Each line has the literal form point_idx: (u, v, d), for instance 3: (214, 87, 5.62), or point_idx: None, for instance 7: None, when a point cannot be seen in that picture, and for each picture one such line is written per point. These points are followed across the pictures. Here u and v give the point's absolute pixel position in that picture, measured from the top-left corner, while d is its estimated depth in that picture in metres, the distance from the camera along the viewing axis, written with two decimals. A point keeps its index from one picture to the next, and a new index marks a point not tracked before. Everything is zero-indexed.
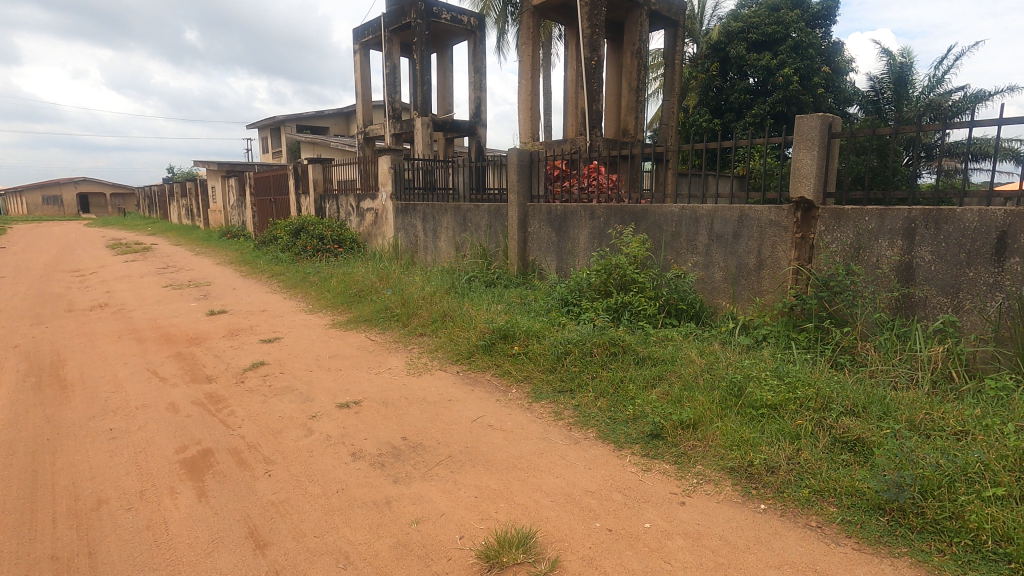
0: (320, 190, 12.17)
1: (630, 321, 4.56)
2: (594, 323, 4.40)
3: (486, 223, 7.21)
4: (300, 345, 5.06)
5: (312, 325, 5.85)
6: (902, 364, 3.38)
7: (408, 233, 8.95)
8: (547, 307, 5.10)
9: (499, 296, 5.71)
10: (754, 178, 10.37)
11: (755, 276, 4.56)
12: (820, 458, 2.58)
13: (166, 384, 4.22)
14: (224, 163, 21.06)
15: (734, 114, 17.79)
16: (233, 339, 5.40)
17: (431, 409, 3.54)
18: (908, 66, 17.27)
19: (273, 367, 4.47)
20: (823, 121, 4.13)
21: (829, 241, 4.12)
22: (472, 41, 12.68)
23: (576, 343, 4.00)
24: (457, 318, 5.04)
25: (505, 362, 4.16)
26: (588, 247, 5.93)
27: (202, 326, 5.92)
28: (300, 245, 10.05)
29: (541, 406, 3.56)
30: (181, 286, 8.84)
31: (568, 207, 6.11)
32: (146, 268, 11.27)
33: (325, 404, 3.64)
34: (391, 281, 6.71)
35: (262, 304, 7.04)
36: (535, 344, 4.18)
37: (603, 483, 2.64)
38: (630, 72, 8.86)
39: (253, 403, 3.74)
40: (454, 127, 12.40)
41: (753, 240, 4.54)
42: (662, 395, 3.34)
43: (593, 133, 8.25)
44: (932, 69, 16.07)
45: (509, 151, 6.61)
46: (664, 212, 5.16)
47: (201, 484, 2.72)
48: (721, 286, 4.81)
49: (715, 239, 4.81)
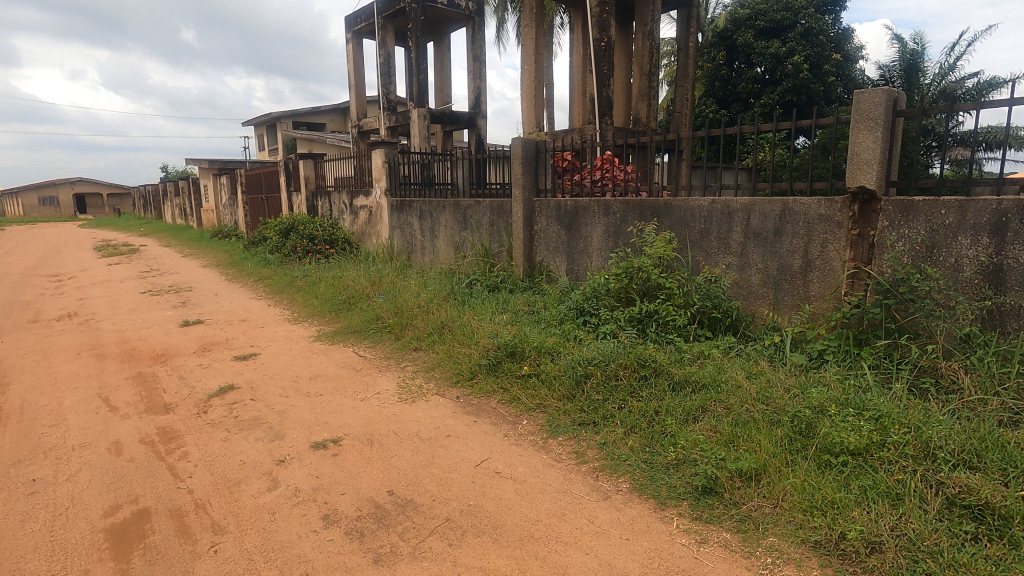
0: (312, 187, 11.54)
1: (658, 334, 3.91)
2: (617, 338, 3.77)
3: (487, 221, 6.58)
4: (278, 364, 4.43)
5: (296, 338, 5.23)
6: (1004, 393, 2.74)
7: (404, 232, 8.32)
8: (559, 315, 4.44)
9: (504, 303, 5.08)
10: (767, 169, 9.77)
11: (801, 280, 3.96)
12: (935, 530, 1.95)
13: (115, 415, 3.59)
14: (215, 161, 20.44)
15: (741, 104, 17.09)
16: (204, 355, 4.77)
17: (425, 450, 2.92)
18: (919, 54, 16.62)
19: (243, 392, 3.84)
20: (890, 97, 3.46)
21: (895, 239, 3.50)
22: (471, 28, 11.97)
23: (598, 364, 3.35)
24: (457, 330, 4.42)
25: (514, 386, 3.53)
26: (602, 246, 5.31)
27: (173, 341, 5.29)
28: (288, 246, 9.34)
29: (558, 444, 2.93)
30: (161, 292, 8.21)
31: (579, 202, 5.48)
32: (127, 272, 10.62)
33: (298, 443, 3.01)
34: (384, 286, 6.08)
35: (244, 312, 6.42)
36: (549, 364, 3.55)
37: (647, 564, 2.02)
38: (641, 54, 8.21)
39: (213, 442, 3.11)
40: (453, 119, 11.74)
41: (799, 238, 3.94)
42: (709, 433, 2.71)
43: (603, 121, 7.60)
44: (946, 55, 15.38)
45: (512, 141, 5.92)
46: (691, 206, 4.54)
47: (123, 568, 2.09)
48: (761, 291, 4.19)
49: (752, 237, 4.20)
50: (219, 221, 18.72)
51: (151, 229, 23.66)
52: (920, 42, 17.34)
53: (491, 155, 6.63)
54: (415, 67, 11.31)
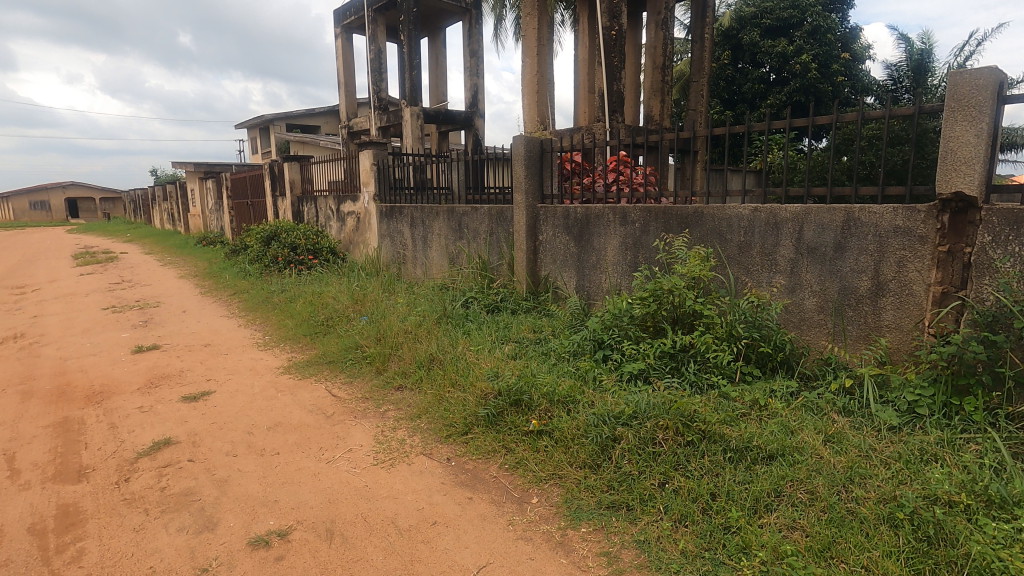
0: (298, 191, 10.80)
1: (696, 375, 3.17)
2: (647, 385, 3.02)
3: (486, 230, 5.84)
4: (233, 407, 3.66)
5: (262, 369, 4.45)
6: None
7: (393, 241, 7.58)
8: (572, 346, 3.67)
9: (505, 329, 4.33)
10: (782, 172, 9.12)
11: (870, 307, 3.24)
12: None
13: (13, 483, 2.82)
14: (202, 163, 19.65)
15: (747, 105, 16.39)
16: (148, 394, 3.99)
17: (400, 550, 2.16)
18: (929, 53, 15.95)
19: (182, 451, 3.07)
20: (998, 78, 2.74)
21: (1001, 259, 2.77)
22: (466, 22, 11.22)
23: (628, 422, 2.60)
24: (450, 366, 3.67)
25: (520, 446, 2.78)
26: (618, 260, 4.57)
27: (118, 373, 4.51)
28: (268, 256, 8.56)
29: (582, 539, 2.18)
30: (125, 307, 7.43)
31: (591, 208, 4.74)
32: (95, 284, 9.81)
33: (232, 539, 2.25)
34: (368, 305, 5.33)
35: (210, 334, 5.65)
36: (564, 418, 2.80)
37: None
38: (653, 47, 7.52)
39: (124, 532, 2.35)
40: (449, 119, 10.98)
41: (867, 255, 3.23)
42: (794, 534, 1.96)
43: (612, 118, 6.87)
44: (958, 54, 14.71)
45: (513, 139, 5.17)
46: (728, 215, 3.82)
47: None
48: (817, 319, 3.46)
49: (806, 253, 3.48)
50: (205, 227, 17.95)
51: (137, 235, 22.82)
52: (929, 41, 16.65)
53: (488, 155, 5.89)
54: (407, 64, 10.58)
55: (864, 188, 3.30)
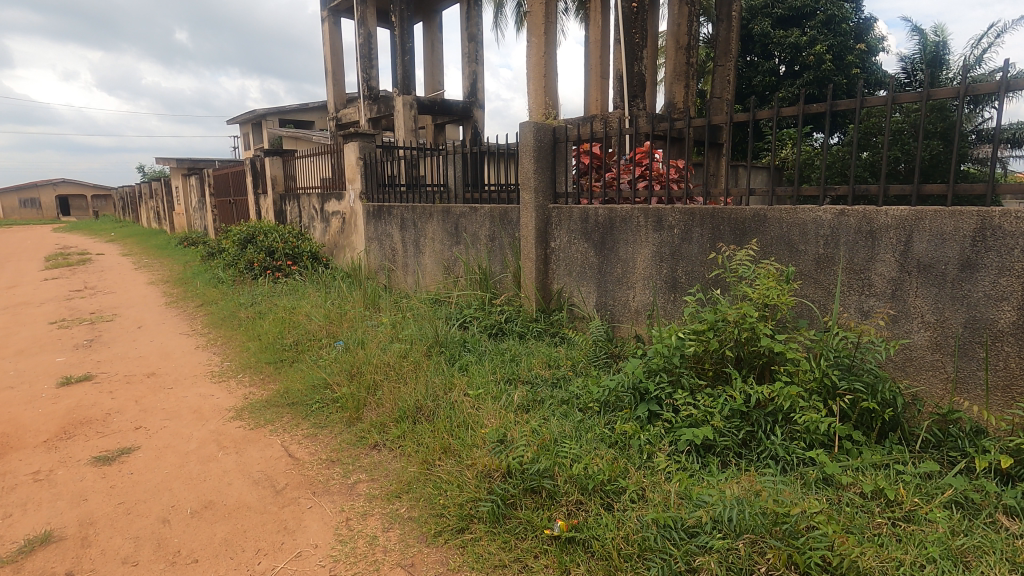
0: (281, 189, 9.89)
1: (779, 447, 2.29)
2: (715, 474, 2.14)
3: (487, 233, 4.94)
4: (156, 475, 2.76)
5: (208, 413, 3.55)
6: None
7: (382, 244, 6.70)
8: (602, 394, 2.77)
9: (513, 364, 3.43)
10: (805, 169, 8.35)
11: (1015, 347, 2.37)
12: None
13: None
14: (185, 159, 18.70)
15: (757, 99, 15.47)
16: (54, 452, 3.09)
17: None
18: (945, 45, 15.03)
19: (63, 558, 2.17)
20: None
21: None
22: (465, 4, 10.27)
23: (710, 544, 1.70)
24: (443, 421, 2.80)
25: (543, 565, 1.89)
26: (650, 274, 3.68)
27: (27, 417, 3.60)
28: (243, 261, 7.65)
29: None
30: (75, 321, 6.51)
31: (616, 210, 3.84)
32: (54, 292, 8.88)
33: None
34: (345, 327, 4.44)
35: (158, 359, 4.74)
36: (607, 526, 1.91)
37: None
38: (677, 24, 6.63)
39: None
40: (445, 110, 10.05)
41: (1012, 278, 2.35)
42: None
43: (632, 104, 5.99)
44: (978, 45, 13.82)
45: (520, 126, 4.27)
46: (803, 221, 2.93)
47: None
48: (930, 360, 2.59)
49: (916, 270, 2.59)
50: (189, 226, 17.04)
51: (121, 234, 21.90)
52: (943, 33, 15.75)
53: (489, 146, 4.98)
54: (399, 48, 9.66)
55: (1008, 184, 2.42)
